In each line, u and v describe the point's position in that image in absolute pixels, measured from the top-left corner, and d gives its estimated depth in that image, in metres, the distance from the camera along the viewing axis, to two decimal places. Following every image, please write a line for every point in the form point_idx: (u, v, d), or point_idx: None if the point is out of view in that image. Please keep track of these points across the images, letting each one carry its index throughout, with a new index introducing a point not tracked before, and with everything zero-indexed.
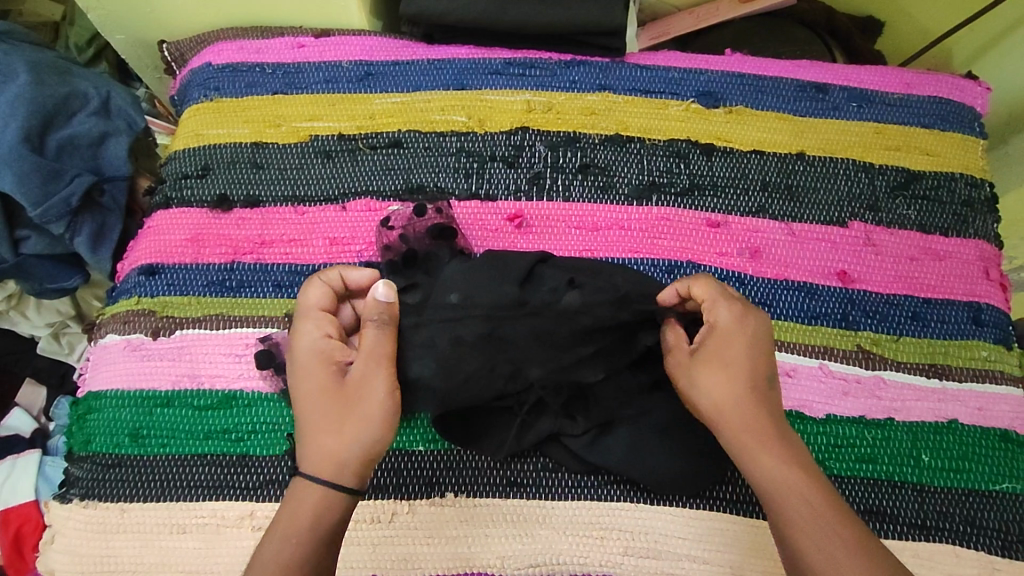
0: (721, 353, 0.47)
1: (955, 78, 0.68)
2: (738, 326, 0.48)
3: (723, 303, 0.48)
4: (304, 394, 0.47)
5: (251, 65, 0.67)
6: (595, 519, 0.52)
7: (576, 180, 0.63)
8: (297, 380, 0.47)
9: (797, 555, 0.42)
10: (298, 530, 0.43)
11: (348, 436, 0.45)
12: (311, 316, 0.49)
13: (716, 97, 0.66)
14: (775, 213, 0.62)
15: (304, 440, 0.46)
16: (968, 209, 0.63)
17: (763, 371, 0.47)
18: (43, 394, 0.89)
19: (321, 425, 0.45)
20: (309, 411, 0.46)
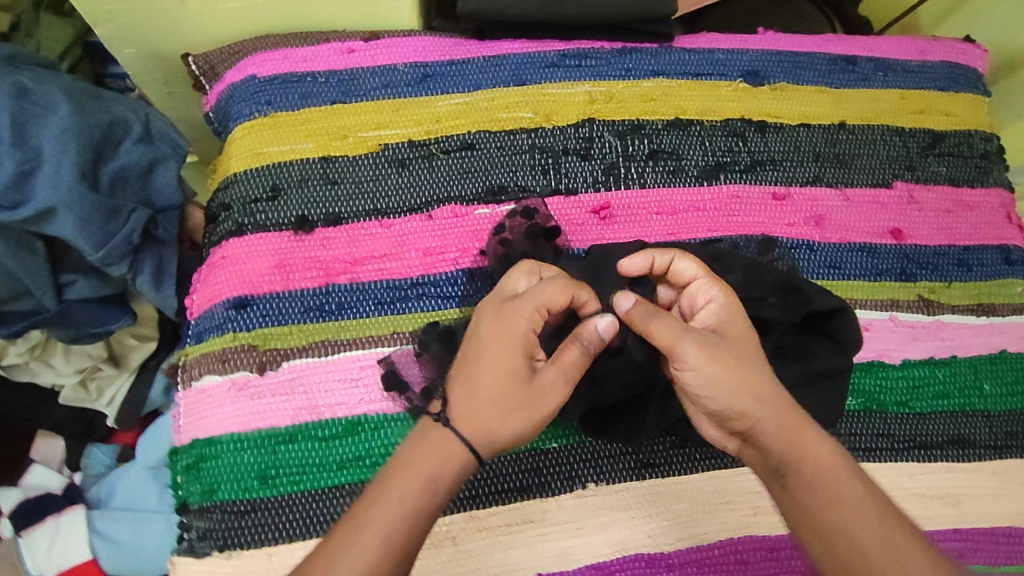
0: (738, 330, 0.48)
1: (959, 42, 0.75)
2: (731, 302, 0.50)
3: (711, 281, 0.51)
4: (495, 350, 0.47)
5: (301, 75, 0.63)
6: (726, 486, 0.56)
7: (649, 167, 0.65)
8: (492, 334, 0.47)
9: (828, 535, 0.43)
10: (436, 486, 0.43)
11: (507, 420, 0.46)
12: (533, 305, 0.47)
13: (761, 76, 0.70)
14: (830, 180, 0.67)
15: (463, 399, 0.46)
16: (987, 161, 0.70)
17: (752, 364, 0.47)
18: (61, 444, 0.82)
19: (489, 398, 0.46)
20: (485, 372, 0.46)
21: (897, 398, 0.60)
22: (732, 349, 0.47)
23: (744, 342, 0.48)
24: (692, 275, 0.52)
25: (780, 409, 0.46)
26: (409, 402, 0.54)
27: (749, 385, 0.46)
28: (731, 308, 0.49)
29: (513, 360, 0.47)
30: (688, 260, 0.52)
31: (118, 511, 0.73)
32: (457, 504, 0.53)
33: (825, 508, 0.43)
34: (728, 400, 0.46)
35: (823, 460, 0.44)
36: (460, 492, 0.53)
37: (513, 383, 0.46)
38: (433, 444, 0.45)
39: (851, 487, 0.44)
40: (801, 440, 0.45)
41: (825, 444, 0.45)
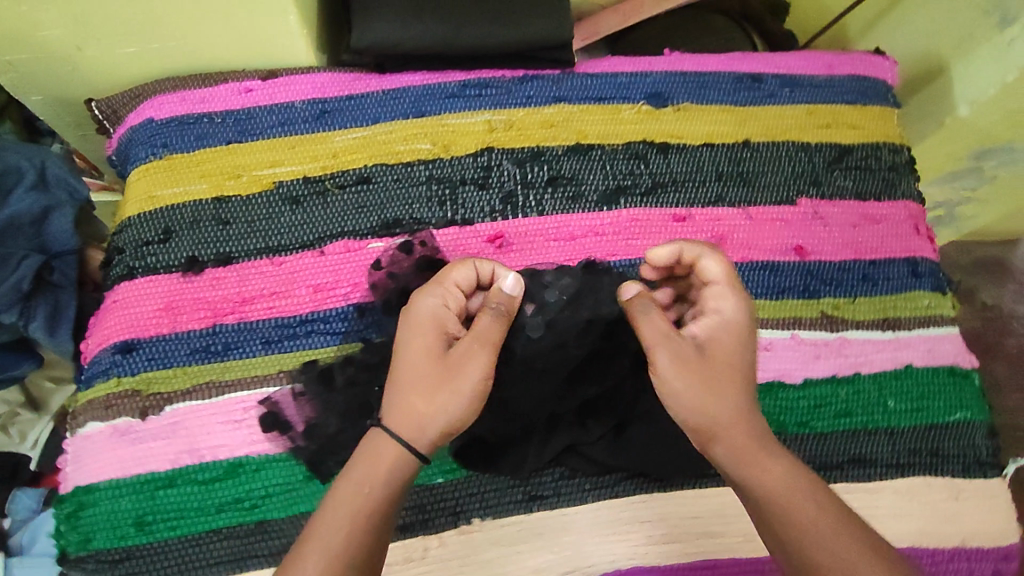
0: (723, 348, 0.51)
1: (868, 55, 0.74)
2: (733, 319, 0.52)
3: (727, 293, 0.53)
4: (413, 345, 0.50)
5: (198, 117, 0.64)
6: (616, 516, 0.56)
7: (548, 194, 0.65)
8: (410, 330, 0.51)
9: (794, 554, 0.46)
10: (372, 491, 0.45)
11: (432, 403, 0.48)
12: (443, 286, 0.53)
13: (665, 97, 0.69)
14: (732, 200, 0.67)
15: (393, 394, 0.49)
16: (895, 173, 0.70)
17: (736, 377, 0.51)
18: None
19: (412, 387, 0.48)
20: (408, 363, 0.49)
21: (797, 419, 0.60)
22: (715, 365, 0.51)
23: (739, 363, 0.51)
24: (714, 277, 0.54)
25: (744, 427, 0.49)
26: (290, 442, 0.55)
27: (718, 402, 0.50)
28: (732, 327, 0.52)
29: (422, 356, 0.49)
30: (712, 261, 0.54)
31: (35, 558, 0.73)
32: None
33: (806, 532, 0.46)
34: (693, 414, 0.50)
35: (785, 479, 0.48)
36: None
37: (433, 368, 0.49)
38: (380, 445, 0.47)
39: (812, 501, 0.47)
40: (761, 460, 0.49)
41: (788, 467, 0.49)
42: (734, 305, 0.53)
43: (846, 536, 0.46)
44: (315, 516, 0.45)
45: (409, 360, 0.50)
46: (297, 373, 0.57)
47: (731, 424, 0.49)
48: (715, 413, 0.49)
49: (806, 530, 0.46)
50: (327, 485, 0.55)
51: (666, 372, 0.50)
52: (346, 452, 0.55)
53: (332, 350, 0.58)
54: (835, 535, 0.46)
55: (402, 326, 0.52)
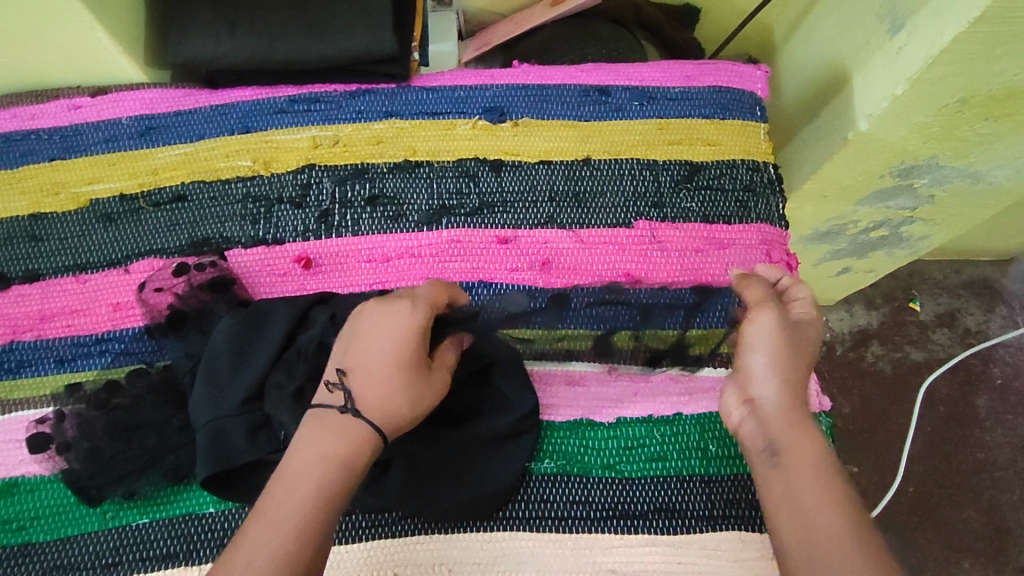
0: (807, 334, 0.52)
1: (735, 65, 0.69)
2: (814, 314, 0.54)
3: (807, 304, 0.54)
4: (385, 335, 0.48)
5: (26, 133, 0.65)
6: (388, 557, 0.52)
7: (365, 213, 0.63)
8: (391, 320, 0.49)
9: (787, 522, 0.42)
10: (351, 461, 0.44)
11: (411, 400, 0.47)
12: (426, 302, 0.50)
13: (502, 112, 0.66)
14: (564, 221, 0.63)
15: (369, 381, 0.47)
16: (750, 194, 0.64)
17: (804, 359, 0.50)
18: None
19: (392, 372, 0.47)
20: (387, 354, 0.48)
21: (602, 461, 0.55)
22: (800, 337, 0.51)
23: (811, 342, 0.52)
24: (787, 287, 0.56)
25: (796, 407, 0.47)
26: (64, 463, 0.53)
27: (790, 366, 0.49)
28: (813, 321, 0.53)
29: (413, 347, 0.48)
30: (800, 287, 0.56)
31: None
32: (94, 572, 0.52)
33: (794, 493, 0.42)
34: (771, 376, 0.48)
35: (813, 457, 0.44)
36: (101, 559, 0.52)
37: (405, 363, 0.47)
38: (318, 431, 0.45)
39: (836, 517, 0.41)
40: (803, 439, 0.45)
41: (822, 449, 0.45)
42: (809, 306, 0.54)
43: (857, 537, 0.39)
44: (264, 498, 0.42)
45: (379, 366, 0.47)
46: (64, 398, 0.56)
47: (799, 388, 0.48)
48: (793, 374, 0.48)
49: (798, 491, 0.42)
50: (96, 509, 0.53)
51: (772, 329, 0.50)
52: (108, 476, 0.52)
53: (93, 375, 0.57)
54: (846, 520, 0.40)
55: (368, 332, 0.49)
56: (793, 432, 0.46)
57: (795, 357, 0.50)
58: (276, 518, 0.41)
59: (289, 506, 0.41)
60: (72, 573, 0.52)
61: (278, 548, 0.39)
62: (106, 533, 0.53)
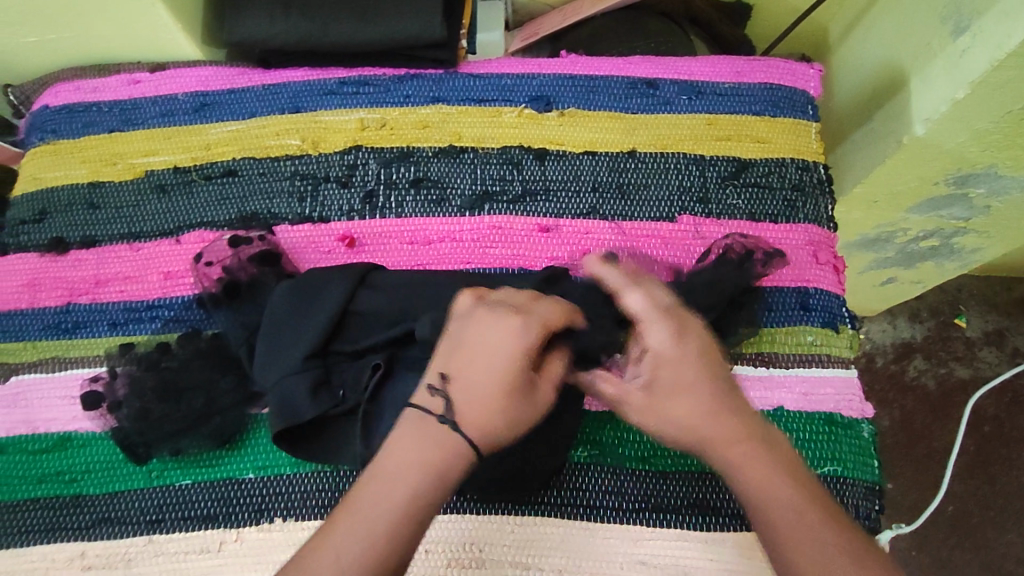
0: (668, 361, 0.45)
1: (788, 62, 0.68)
2: (682, 342, 0.45)
3: (659, 318, 0.46)
4: (490, 351, 0.43)
5: (88, 105, 0.67)
6: (420, 533, 0.53)
7: (409, 195, 0.63)
8: (493, 333, 0.43)
9: (772, 542, 0.39)
10: (445, 475, 0.40)
11: (512, 422, 0.42)
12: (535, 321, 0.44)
13: (548, 101, 0.66)
14: (606, 213, 0.62)
15: (466, 398, 0.41)
16: (799, 194, 0.63)
17: (722, 388, 0.44)
18: None
19: (495, 394, 0.42)
20: (493, 370, 0.42)
21: (637, 453, 0.55)
22: (659, 378, 0.45)
23: (693, 378, 0.44)
24: (637, 310, 0.47)
25: (710, 417, 0.43)
26: (113, 422, 0.55)
27: (680, 403, 0.44)
28: (670, 357, 0.45)
29: (515, 367, 0.42)
30: (637, 295, 0.47)
31: None
32: (141, 527, 0.53)
33: (784, 539, 0.39)
34: (686, 415, 0.43)
35: (765, 483, 0.41)
36: (147, 515, 0.54)
37: (510, 382, 0.42)
38: (411, 437, 0.41)
39: (791, 506, 0.40)
40: (744, 469, 0.41)
41: (773, 469, 0.41)
42: (668, 335, 0.46)
43: (812, 538, 0.38)
44: (352, 496, 0.39)
45: (478, 378, 0.42)
46: (114, 356, 0.58)
47: (731, 430, 0.43)
48: (672, 419, 0.44)
49: (787, 533, 0.39)
50: (143, 467, 0.55)
51: (664, 356, 0.45)
52: (155, 436, 0.53)
53: (144, 338, 0.59)
54: (840, 550, 0.38)
55: (476, 340, 0.43)
56: (736, 453, 0.42)
57: (687, 356, 0.45)
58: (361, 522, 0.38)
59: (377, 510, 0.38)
60: (120, 527, 0.53)
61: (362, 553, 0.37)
62: (152, 491, 0.54)
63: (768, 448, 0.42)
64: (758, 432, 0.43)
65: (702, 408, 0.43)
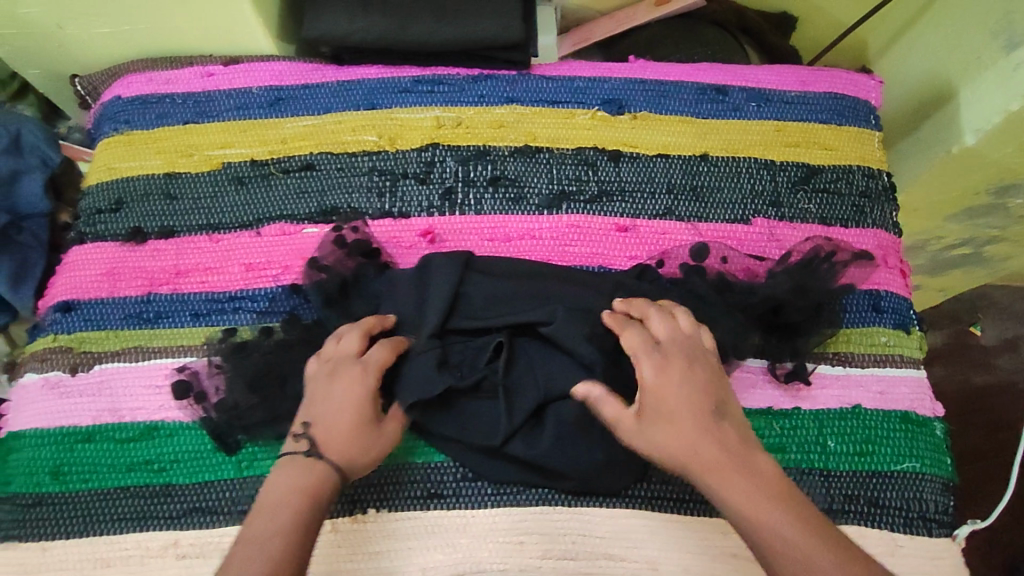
0: (665, 387, 0.48)
1: (851, 73, 0.70)
2: (672, 356, 0.49)
3: (655, 325, 0.51)
4: (337, 391, 0.50)
5: (161, 96, 0.67)
6: (514, 524, 0.55)
7: (487, 193, 0.64)
8: (341, 377, 0.51)
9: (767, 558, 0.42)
10: (318, 494, 0.46)
11: (366, 447, 0.49)
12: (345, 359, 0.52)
13: (621, 104, 0.67)
14: (681, 214, 0.64)
15: (331, 429, 0.48)
16: (866, 200, 0.65)
17: (703, 406, 0.47)
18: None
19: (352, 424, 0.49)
20: (345, 411, 0.49)
21: None
22: (665, 402, 0.47)
23: (688, 390, 0.47)
24: (645, 330, 0.51)
25: (714, 448, 0.45)
26: (204, 412, 0.56)
27: (681, 432, 0.46)
28: (675, 359, 0.49)
29: (360, 403, 0.50)
30: (631, 327, 0.51)
31: None
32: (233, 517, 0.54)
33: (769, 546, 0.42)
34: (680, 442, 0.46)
35: (749, 496, 0.43)
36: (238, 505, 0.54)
37: (361, 415, 0.49)
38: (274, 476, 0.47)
39: (780, 523, 0.42)
40: (730, 482, 0.44)
41: (766, 492, 0.44)
42: (664, 329, 0.51)
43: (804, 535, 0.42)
44: (247, 525, 0.44)
45: (338, 412, 0.49)
46: (215, 344, 0.58)
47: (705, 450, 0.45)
48: (675, 444, 0.46)
49: (774, 543, 0.42)
50: (232, 457, 0.55)
51: (653, 379, 0.48)
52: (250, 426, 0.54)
53: (248, 327, 0.59)
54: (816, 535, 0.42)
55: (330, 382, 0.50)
56: (715, 471, 0.45)
57: (680, 380, 0.48)
58: (262, 542, 0.43)
59: (269, 529, 0.44)
60: (211, 516, 0.54)
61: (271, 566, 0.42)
62: (242, 481, 0.55)
63: (764, 479, 0.44)
64: (733, 453, 0.45)
65: (699, 431, 0.46)
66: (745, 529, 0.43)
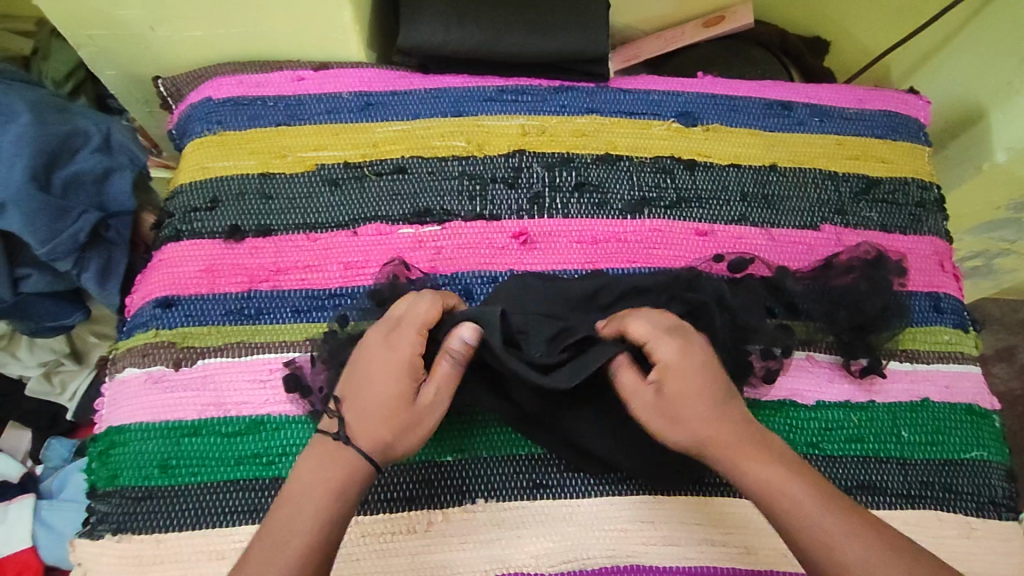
0: (680, 391, 0.48)
1: (900, 93, 0.76)
2: (683, 362, 0.48)
3: (665, 339, 0.49)
4: (377, 371, 0.50)
5: (252, 99, 0.68)
6: (619, 511, 0.57)
7: (573, 198, 0.67)
8: (381, 355, 0.50)
9: (807, 552, 0.43)
10: (348, 487, 0.46)
11: (401, 433, 0.48)
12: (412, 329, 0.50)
13: (694, 117, 0.72)
14: (755, 220, 0.68)
15: (360, 412, 0.49)
16: (922, 209, 0.70)
17: (710, 403, 0.48)
18: (60, 443, 0.88)
19: (386, 408, 0.49)
20: (379, 390, 0.49)
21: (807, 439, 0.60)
22: (676, 407, 0.48)
23: (701, 390, 0.48)
24: (643, 336, 0.50)
25: (721, 440, 0.47)
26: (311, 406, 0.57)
27: (687, 426, 0.47)
28: (678, 371, 0.48)
29: (398, 381, 0.49)
30: (638, 323, 0.50)
31: (65, 502, 0.82)
32: None
33: (806, 540, 0.43)
34: (689, 435, 0.47)
35: (800, 496, 0.44)
36: None
37: (399, 398, 0.49)
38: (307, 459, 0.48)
39: (824, 527, 0.43)
40: (750, 471, 0.46)
41: (801, 481, 0.45)
42: (675, 350, 0.48)
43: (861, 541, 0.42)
44: (274, 514, 0.45)
45: (377, 390, 0.49)
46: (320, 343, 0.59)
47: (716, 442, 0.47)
48: (688, 435, 0.47)
49: (810, 538, 0.43)
50: None
51: (666, 383, 0.48)
52: None
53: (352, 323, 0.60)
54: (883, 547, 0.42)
55: (367, 359, 0.50)
56: (727, 457, 0.46)
57: (697, 377, 0.48)
58: (288, 533, 0.44)
59: (293, 521, 0.44)
60: None
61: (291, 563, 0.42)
62: None
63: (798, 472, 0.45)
64: (748, 438, 0.47)
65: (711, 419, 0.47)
66: (769, 512, 0.45)
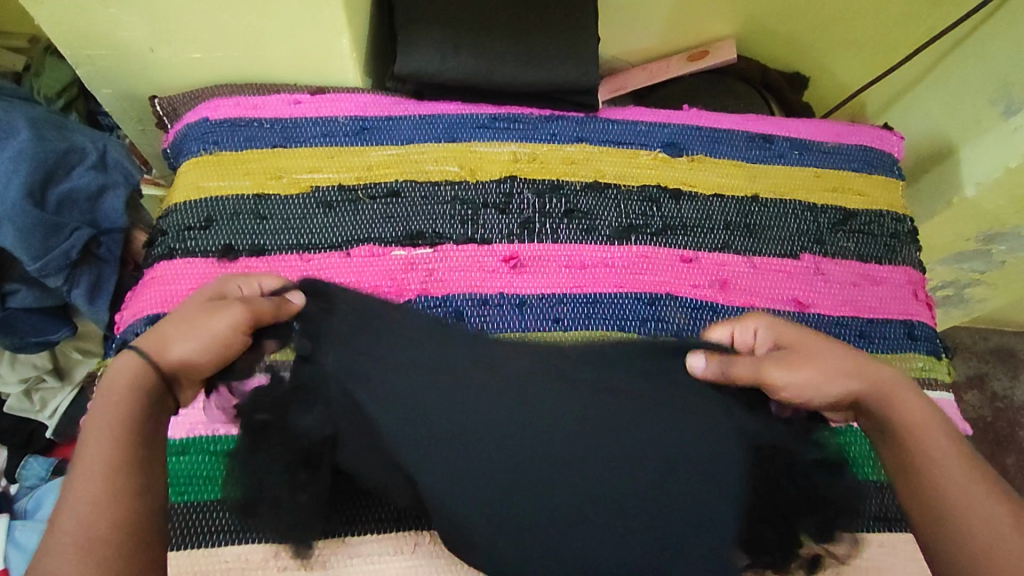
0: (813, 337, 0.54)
1: (876, 129, 0.79)
2: (807, 311, 0.55)
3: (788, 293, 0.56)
4: (182, 301, 0.52)
5: (249, 120, 0.70)
6: None
7: (563, 224, 0.69)
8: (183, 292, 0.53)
9: (943, 495, 0.48)
10: (135, 399, 0.47)
11: (199, 343, 0.50)
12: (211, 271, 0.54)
13: (680, 148, 0.74)
14: (738, 248, 0.70)
15: (162, 333, 0.50)
16: (896, 240, 0.73)
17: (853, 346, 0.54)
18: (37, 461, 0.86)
19: (185, 324, 0.50)
20: (179, 315, 0.51)
21: None
22: (811, 348, 0.53)
23: (831, 338, 0.54)
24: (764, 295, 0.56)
25: (878, 375, 0.52)
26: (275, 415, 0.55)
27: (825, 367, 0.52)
28: (810, 317, 0.55)
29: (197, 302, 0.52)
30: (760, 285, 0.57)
31: (38, 523, 0.80)
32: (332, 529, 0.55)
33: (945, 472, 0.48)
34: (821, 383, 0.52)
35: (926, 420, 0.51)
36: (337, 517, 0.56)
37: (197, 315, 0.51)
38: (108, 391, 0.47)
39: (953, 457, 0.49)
40: (902, 402, 0.52)
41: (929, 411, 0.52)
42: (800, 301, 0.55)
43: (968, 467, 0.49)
44: (75, 465, 0.44)
45: (177, 316, 0.51)
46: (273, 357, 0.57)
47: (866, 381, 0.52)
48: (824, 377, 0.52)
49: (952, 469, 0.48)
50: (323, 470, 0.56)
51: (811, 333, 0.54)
52: None
53: None
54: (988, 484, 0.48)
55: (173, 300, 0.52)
56: (870, 398, 0.52)
57: (815, 324, 0.55)
58: (86, 466, 0.43)
59: (93, 451, 0.44)
60: None
61: (92, 490, 0.42)
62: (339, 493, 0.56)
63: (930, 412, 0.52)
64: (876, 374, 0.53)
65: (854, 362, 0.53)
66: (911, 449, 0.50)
